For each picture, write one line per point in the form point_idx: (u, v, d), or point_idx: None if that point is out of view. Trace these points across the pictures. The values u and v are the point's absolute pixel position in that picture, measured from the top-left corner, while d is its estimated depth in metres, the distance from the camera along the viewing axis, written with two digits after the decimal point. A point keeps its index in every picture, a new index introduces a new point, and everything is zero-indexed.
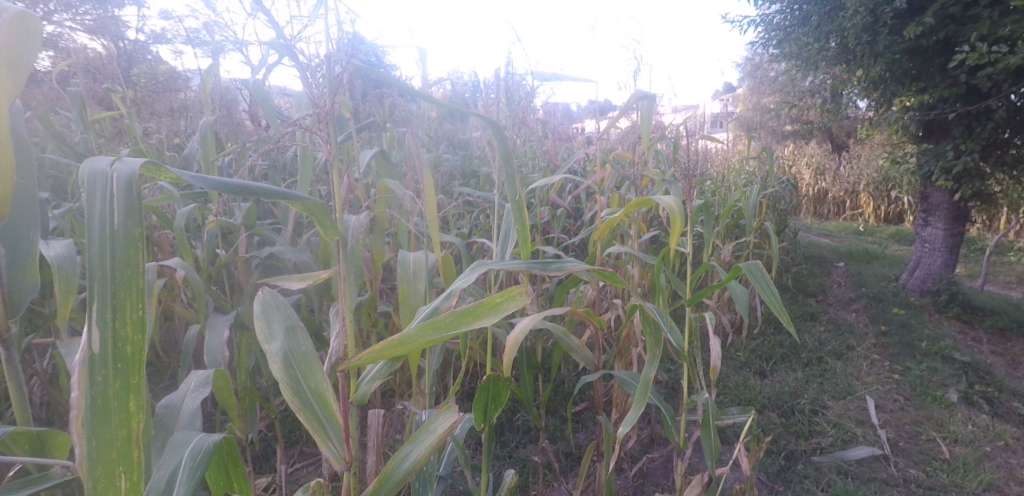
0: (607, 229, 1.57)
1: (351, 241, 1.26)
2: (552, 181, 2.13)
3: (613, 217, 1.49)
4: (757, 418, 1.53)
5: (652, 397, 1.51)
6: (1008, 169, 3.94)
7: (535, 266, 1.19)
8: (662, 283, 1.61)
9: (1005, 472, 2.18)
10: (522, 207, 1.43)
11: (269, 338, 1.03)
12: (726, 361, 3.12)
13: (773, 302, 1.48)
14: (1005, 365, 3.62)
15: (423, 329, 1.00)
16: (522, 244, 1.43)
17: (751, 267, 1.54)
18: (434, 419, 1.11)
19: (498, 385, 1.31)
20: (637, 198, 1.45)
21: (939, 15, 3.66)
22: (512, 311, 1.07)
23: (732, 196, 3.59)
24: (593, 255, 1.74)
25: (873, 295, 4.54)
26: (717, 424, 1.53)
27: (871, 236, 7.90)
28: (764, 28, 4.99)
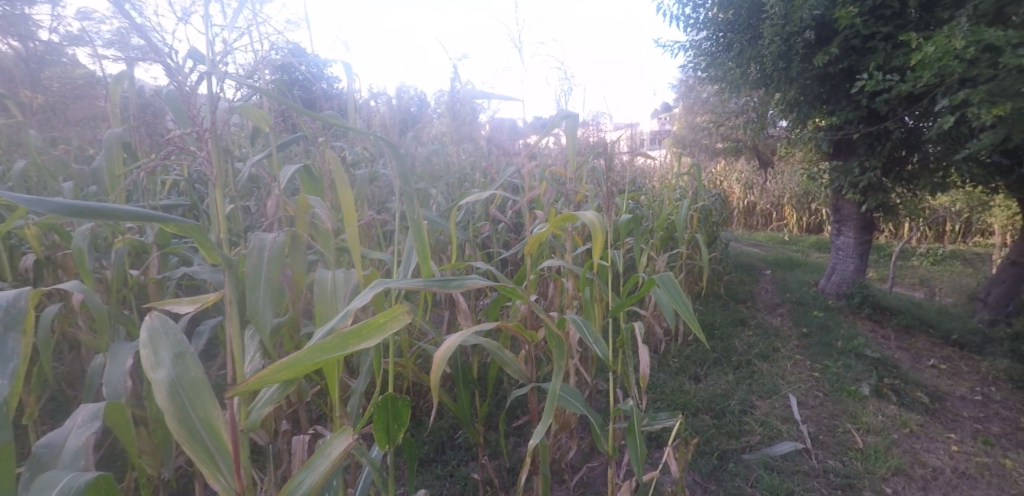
0: (535, 244, 1.59)
1: (258, 259, 1.22)
2: (485, 196, 2.14)
3: (539, 233, 1.52)
4: (685, 421, 1.58)
5: (583, 408, 1.51)
6: (906, 185, 4.45)
7: (436, 283, 1.22)
8: (586, 296, 1.71)
9: (910, 457, 2.39)
10: (422, 226, 1.42)
11: (155, 366, 0.99)
12: (662, 366, 3.23)
13: (686, 312, 1.55)
14: (910, 359, 3.97)
15: (309, 352, 1.00)
16: (421, 263, 1.41)
17: (663, 278, 1.60)
18: (329, 443, 1.12)
19: (399, 406, 1.31)
20: (559, 214, 1.49)
21: (843, 45, 4.02)
22: (396, 330, 1.09)
23: (665, 210, 3.76)
24: (522, 271, 1.76)
25: (796, 299, 4.87)
26: (646, 430, 1.57)
27: (795, 246, 8.48)
28: (693, 52, 5.31)
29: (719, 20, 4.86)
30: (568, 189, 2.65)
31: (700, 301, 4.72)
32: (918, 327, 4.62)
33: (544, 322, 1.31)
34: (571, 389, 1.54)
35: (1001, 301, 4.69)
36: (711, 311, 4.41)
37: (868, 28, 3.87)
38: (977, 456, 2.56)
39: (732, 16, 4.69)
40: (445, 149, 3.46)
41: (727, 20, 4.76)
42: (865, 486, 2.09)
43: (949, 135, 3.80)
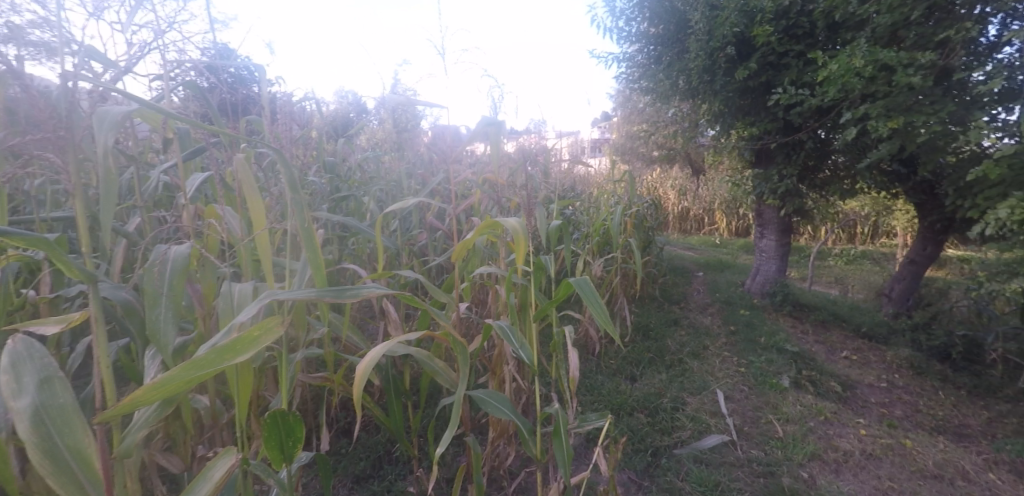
0: (461, 252, 1.60)
1: (150, 272, 1.16)
2: (415, 205, 2.12)
3: (462, 241, 1.52)
4: (614, 422, 1.62)
5: (509, 414, 1.52)
6: (819, 191, 4.86)
7: (330, 295, 1.20)
8: (512, 300, 1.73)
9: (824, 443, 2.58)
10: (313, 232, 1.37)
11: (16, 394, 0.95)
12: (601, 368, 3.32)
13: (601, 314, 1.59)
14: (825, 351, 4.30)
15: (181, 370, 0.98)
16: (316, 275, 1.36)
17: (579, 282, 1.63)
18: (211, 466, 1.18)
19: (290, 421, 1.28)
20: (484, 220, 1.50)
21: (760, 61, 4.33)
22: (273, 343, 1.06)
23: (601, 215, 3.88)
24: (451, 280, 1.76)
25: (724, 300, 5.15)
26: (576, 431, 1.60)
27: (725, 249, 8.98)
28: (627, 63, 5.53)
29: (650, 34, 5.10)
30: (505, 197, 2.67)
31: (637, 304, 4.89)
32: (832, 321, 5.00)
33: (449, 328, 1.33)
34: (498, 394, 1.56)
35: (901, 296, 5.17)
36: (647, 313, 4.59)
37: (781, 45, 4.19)
38: (882, 438, 2.80)
39: (662, 30, 4.95)
40: (382, 156, 3.39)
41: (657, 34, 5.00)
42: (785, 472, 2.22)
43: (852, 144, 4.17)
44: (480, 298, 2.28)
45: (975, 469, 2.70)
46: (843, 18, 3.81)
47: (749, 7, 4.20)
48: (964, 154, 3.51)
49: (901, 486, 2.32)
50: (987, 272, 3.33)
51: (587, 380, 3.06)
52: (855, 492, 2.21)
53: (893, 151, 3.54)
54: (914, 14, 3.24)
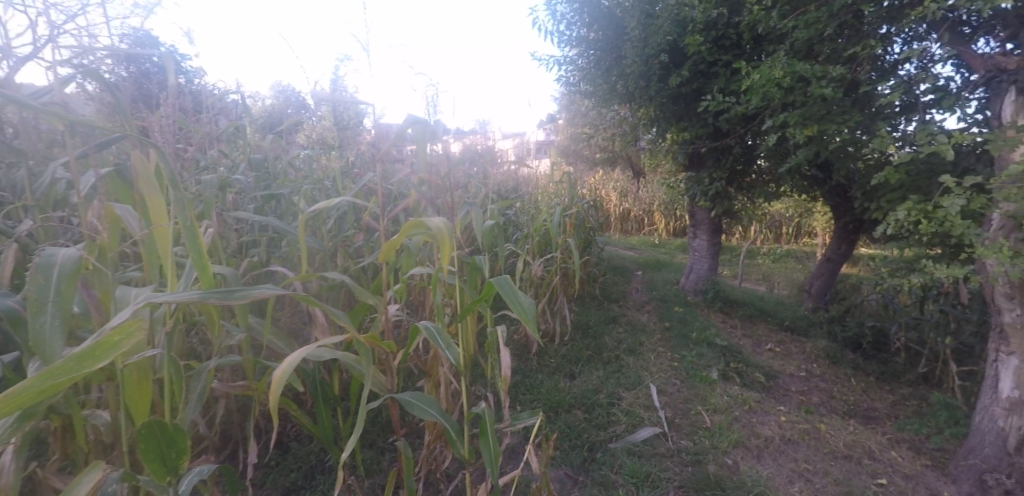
0: (390, 251, 1.58)
1: (39, 278, 1.06)
2: (337, 203, 2.02)
3: (387, 243, 1.50)
4: (544, 419, 1.65)
5: (436, 416, 1.52)
6: (746, 194, 5.18)
7: (215, 297, 1.15)
8: (438, 302, 1.72)
9: (747, 430, 2.73)
10: (199, 234, 1.30)
11: None
12: (541, 367, 3.37)
13: (526, 313, 1.60)
14: (752, 344, 4.57)
15: (35, 380, 0.93)
16: (201, 275, 1.30)
17: (500, 281, 1.62)
18: (75, 482, 1.16)
19: (171, 432, 1.25)
20: (408, 220, 1.49)
21: (692, 69, 4.55)
22: (135, 346, 1.04)
23: (542, 216, 3.94)
24: (378, 282, 1.72)
25: (660, 298, 5.37)
26: (506, 430, 1.62)
27: (662, 248, 9.33)
28: (568, 67, 5.64)
29: (589, 39, 5.23)
30: (443, 197, 2.65)
31: (577, 303, 4.99)
32: (758, 316, 5.32)
33: (351, 333, 1.31)
34: (427, 396, 1.54)
35: (819, 291, 5.58)
36: (587, 311, 4.70)
37: (711, 55, 4.42)
38: (799, 423, 3.01)
39: (601, 35, 5.10)
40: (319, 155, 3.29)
41: (597, 39, 5.14)
42: (711, 460, 2.33)
43: (774, 151, 4.44)
44: (415, 300, 2.24)
45: (878, 448, 2.96)
46: (765, 32, 4.06)
47: (681, 17, 4.40)
48: (869, 161, 3.84)
49: (815, 467, 2.50)
50: (889, 270, 3.66)
51: (527, 379, 3.09)
52: (773, 475, 2.36)
53: (809, 156, 3.83)
54: (827, 30, 3.49)
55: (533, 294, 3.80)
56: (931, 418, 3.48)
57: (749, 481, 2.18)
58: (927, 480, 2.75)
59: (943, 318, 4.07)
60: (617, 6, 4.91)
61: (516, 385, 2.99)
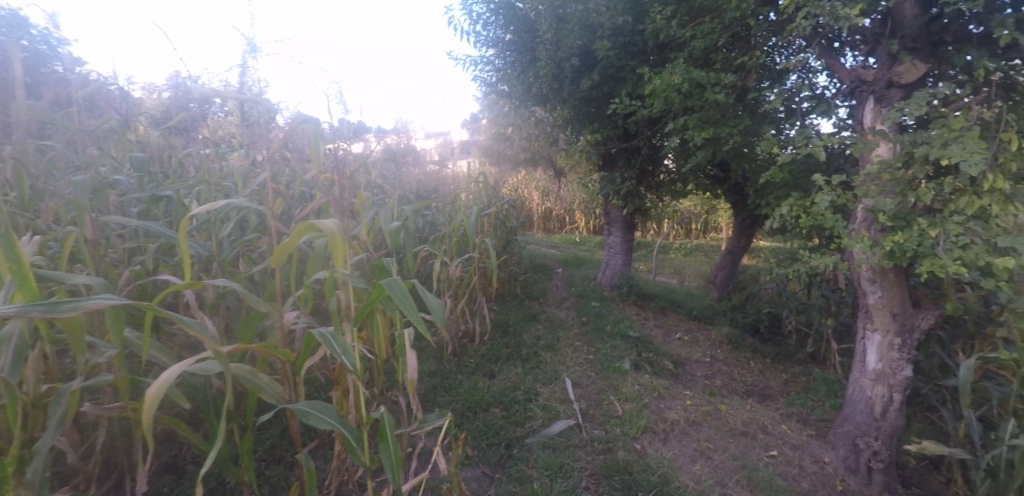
0: (284, 252, 1.55)
1: None
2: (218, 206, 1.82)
3: (281, 244, 1.48)
4: (453, 419, 1.65)
5: (333, 422, 1.48)
6: (654, 192, 5.50)
7: (37, 310, 1.03)
8: (333, 305, 1.66)
9: (655, 415, 2.90)
10: (19, 242, 1.15)
11: None
12: (461, 368, 3.37)
13: (411, 311, 1.55)
14: (662, 334, 4.86)
15: None
16: (23, 287, 1.16)
17: (389, 282, 1.56)
18: None
19: None
20: (299, 223, 1.46)
21: (602, 73, 4.76)
22: None
23: (458, 216, 3.93)
24: (275, 287, 1.65)
25: (578, 294, 5.55)
26: (412, 434, 1.60)
27: (582, 246, 9.65)
28: (485, 66, 5.69)
29: (506, 40, 5.30)
30: (352, 197, 2.57)
31: (498, 303, 5.04)
32: (669, 308, 5.66)
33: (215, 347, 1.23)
34: (323, 404, 1.50)
35: (723, 282, 6.04)
36: (508, 310, 4.75)
37: (619, 60, 4.64)
38: (702, 405, 3.24)
39: (515, 37, 5.19)
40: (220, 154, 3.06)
41: (512, 41, 5.23)
42: (621, 446, 2.45)
43: (679, 152, 4.70)
44: (322, 306, 2.15)
45: (771, 423, 3.26)
46: (667, 40, 4.31)
47: (589, 22, 4.58)
48: (759, 162, 4.20)
49: (716, 445, 2.71)
50: (778, 261, 4.02)
51: (446, 381, 3.08)
52: (677, 455, 2.53)
53: (707, 157, 4.13)
54: (721, 41, 3.78)
55: (453, 295, 3.78)
56: (813, 392, 3.88)
57: (655, 463, 2.31)
58: (811, 448, 3.07)
59: (825, 302, 4.56)
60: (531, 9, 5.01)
61: (435, 388, 2.97)
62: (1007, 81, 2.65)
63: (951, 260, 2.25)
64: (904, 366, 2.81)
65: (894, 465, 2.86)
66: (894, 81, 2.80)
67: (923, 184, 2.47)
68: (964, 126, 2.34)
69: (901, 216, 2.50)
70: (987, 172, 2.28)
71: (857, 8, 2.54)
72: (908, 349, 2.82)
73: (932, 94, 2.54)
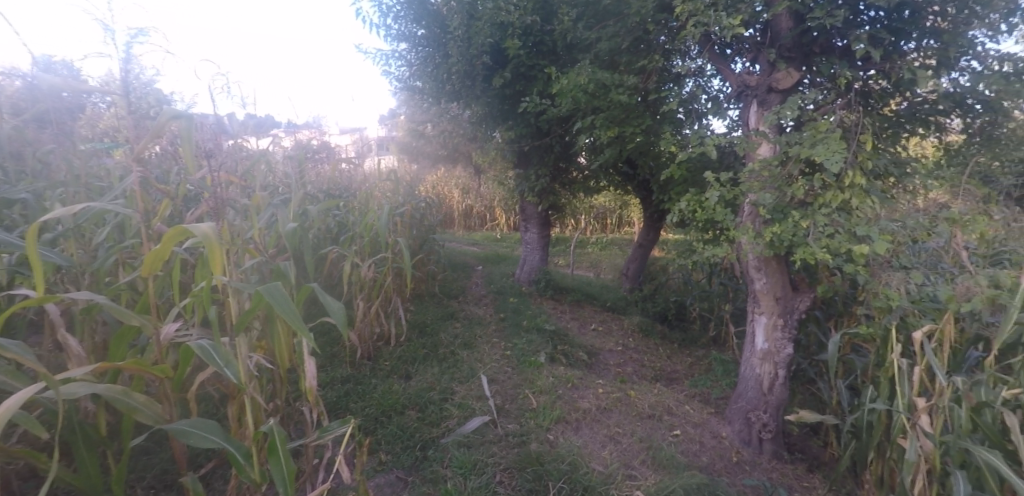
0: (156, 260, 1.45)
1: None
2: (79, 207, 1.62)
3: (152, 251, 1.40)
4: (355, 427, 1.63)
5: (215, 440, 1.43)
6: (567, 189, 5.67)
7: None
8: (213, 314, 1.56)
9: (568, 406, 3.00)
10: None
11: None
12: (375, 372, 3.29)
13: (295, 320, 1.46)
14: (578, 326, 5.04)
15: None
16: None
17: (268, 289, 1.47)
18: None
19: None
20: (169, 229, 1.36)
21: (514, 71, 4.83)
22: None
23: (370, 215, 3.81)
24: (150, 297, 1.52)
25: (497, 290, 5.61)
26: (313, 444, 1.58)
27: (502, 243, 9.74)
28: (398, 60, 5.55)
29: (418, 35, 5.21)
30: (245, 198, 2.38)
31: (415, 303, 4.96)
32: (584, 301, 5.86)
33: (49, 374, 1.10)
34: (205, 422, 1.44)
35: (634, 273, 6.37)
36: (425, 310, 4.69)
37: (530, 59, 4.73)
38: (613, 392, 3.40)
39: (427, 31, 5.12)
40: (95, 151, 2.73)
41: (424, 35, 5.15)
42: (533, 439, 2.51)
43: (590, 151, 4.87)
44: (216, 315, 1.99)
45: (675, 404, 3.49)
46: (575, 41, 4.45)
47: (499, 21, 4.60)
48: (662, 160, 4.47)
49: (625, 429, 2.85)
50: (681, 253, 4.30)
51: (359, 386, 2.99)
52: (587, 443, 2.64)
53: (615, 155, 4.33)
54: (625, 44, 3.96)
55: (365, 297, 3.66)
56: (712, 373, 4.22)
57: (565, 452, 2.38)
58: (710, 425, 3.33)
59: (723, 289, 4.97)
60: (443, 4, 4.95)
61: (348, 395, 2.86)
62: (863, 88, 3.02)
63: (819, 248, 2.52)
64: (786, 344, 3.13)
65: (780, 434, 3.18)
66: (774, 87, 3.10)
67: (797, 179, 2.76)
68: (829, 128, 2.63)
69: (780, 210, 2.75)
70: (848, 169, 2.59)
71: (739, 18, 2.76)
72: (789, 329, 3.14)
73: (803, 99, 2.84)
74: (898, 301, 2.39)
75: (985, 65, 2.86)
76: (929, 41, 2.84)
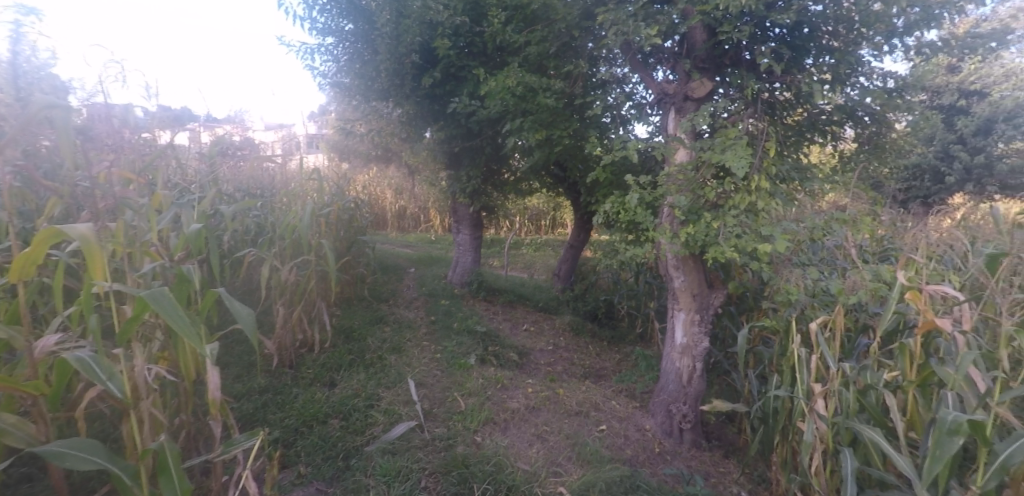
0: (24, 268, 1.32)
1: None
2: None
3: (17, 259, 1.28)
4: (263, 438, 1.60)
5: (96, 460, 1.32)
6: (499, 190, 5.68)
7: None
8: (95, 324, 1.42)
9: (497, 407, 3.00)
10: None
11: None
12: (297, 380, 3.15)
13: (182, 327, 1.43)
14: (510, 326, 5.07)
15: None
16: None
17: (153, 294, 1.41)
18: None
19: None
20: (37, 231, 1.25)
21: (444, 71, 4.78)
22: None
23: (291, 216, 3.62)
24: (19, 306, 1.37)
25: (429, 292, 5.52)
26: (211, 459, 1.53)
27: (436, 244, 9.61)
28: (323, 55, 5.33)
29: (346, 30, 5.04)
30: (143, 196, 2.19)
31: (342, 307, 4.79)
32: (517, 301, 5.90)
33: None
34: (86, 443, 1.31)
35: (566, 273, 6.50)
36: (353, 314, 4.53)
37: (460, 60, 4.71)
38: (542, 391, 3.45)
39: (354, 27, 4.97)
40: None
41: (351, 30, 4.99)
42: (460, 441, 2.49)
43: (521, 153, 4.91)
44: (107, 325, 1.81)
45: (602, 400, 3.60)
46: (504, 44, 4.47)
47: (429, 20, 4.54)
48: (590, 163, 4.59)
49: (552, 427, 2.90)
50: (607, 253, 4.43)
51: (278, 396, 2.84)
52: (515, 442, 2.65)
53: (544, 157, 4.40)
54: (552, 49, 4.02)
55: (286, 302, 3.48)
56: (637, 368, 4.39)
57: (490, 453, 2.38)
58: (634, 419, 3.47)
59: (649, 287, 5.18)
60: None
61: (266, 406, 2.70)
62: (769, 99, 3.25)
63: (729, 247, 2.70)
64: (703, 338, 3.31)
65: (698, 424, 3.35)
66: (690, 95, 3.27)
67: (710, 183, 2.94)
68: (737, 135, 2.82)
69: (694, 211, 2.91)
70: (754, 173, 2.79)
71: (656, 29, 2.90)
72: (706, 323, 3.32)
73: (716, 107, 3.02)
74: (796, 294, 2.60)
75: (871, 82, 3.17)
76: (826, 58, 3.08)
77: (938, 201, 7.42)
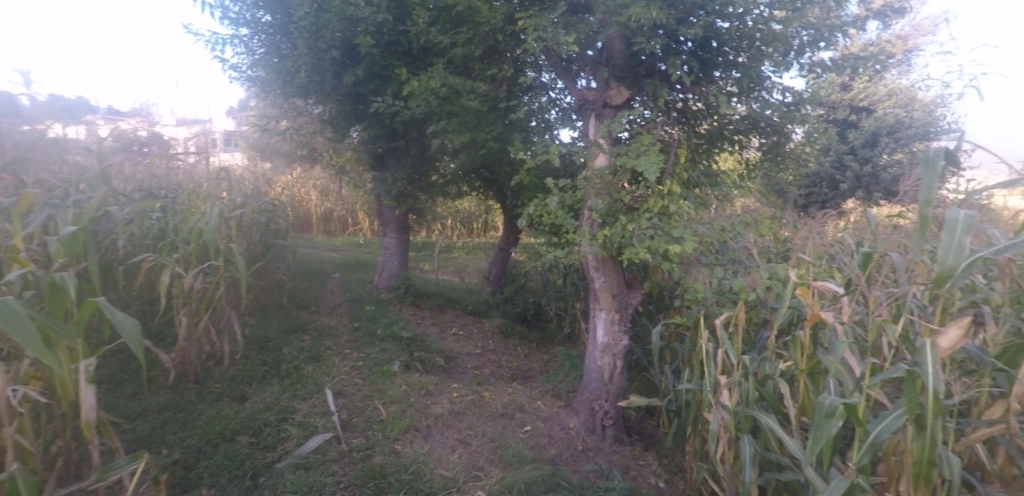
0: None
1: None
2: None
3: None
4: (145, 462, 1.52)
5: None
6: (426, 192, 5.59)
7: None
8: None
9: (420, 413, 2.95)
10: None
11: None
12: (202, 395, 2.93)
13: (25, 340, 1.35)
14: (438, 331, 5.00)
15: None
16: None
17: None
18: None
19: None
20: None
21: (368, 69, 4.65)
22: None
23: (196, 218, 3.35)
24: None
25: (353, 298, 5.32)
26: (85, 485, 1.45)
27: (364, 248, 9.29)
28: (236, 46, 5.02)
29: (264, 22, 4.79)
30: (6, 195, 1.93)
31: (258, 315, 4.50)
32: (446, 305, 5.82)
33: None
34: None
35: (496, 277, 6.50)
36: (269, 323, 4.27)
37: (384, 58, 4.59)
38: (467, 395, 3.43)
39: (273, 19, 4.74)
40: None
41: (269, 23, 4.76)
42: (379, 451, 2.41)
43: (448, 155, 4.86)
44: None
45: (527, 401, 3.64)
46: (428, 44, 4.40)
47: (349, 15, 4.30)
48: (517, 166, 4.63)
49: (476, 431, 2.89)
50: (533, 255, 4.49)
51: (179, 414, 2.62)
52: (436, 449, 2.62)
53: (469, 160, 4.40)
54: (478, 52, 4.02)
55: (190, 312, 3.21)
56: (562, 368, 4.48)
57: (409, 462, 2.33)
58: (559, 418, 3.53)
59: (576, 289, 5.30)
60: None
61: (164, 425, 2.48)
62: (682, 108, 3.45)
63: (643, 248, 2.82)
64: (622, 336, 3.44)
65: (619, 420, 3.47)
66: (608, 102, 3.40)
67: (626, 187, 3.07)
68: (651, 142, 2.96)
69: (611, 214, 3.03)
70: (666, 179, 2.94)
71: (574, 37, 2.98)
72: (625, 322, 3.45)
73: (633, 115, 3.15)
74: (705, 293, 2.77)
75: (772, 96, 3.46)
76: (732, 71, 3.30)
77: (833, 207, 8.18)
